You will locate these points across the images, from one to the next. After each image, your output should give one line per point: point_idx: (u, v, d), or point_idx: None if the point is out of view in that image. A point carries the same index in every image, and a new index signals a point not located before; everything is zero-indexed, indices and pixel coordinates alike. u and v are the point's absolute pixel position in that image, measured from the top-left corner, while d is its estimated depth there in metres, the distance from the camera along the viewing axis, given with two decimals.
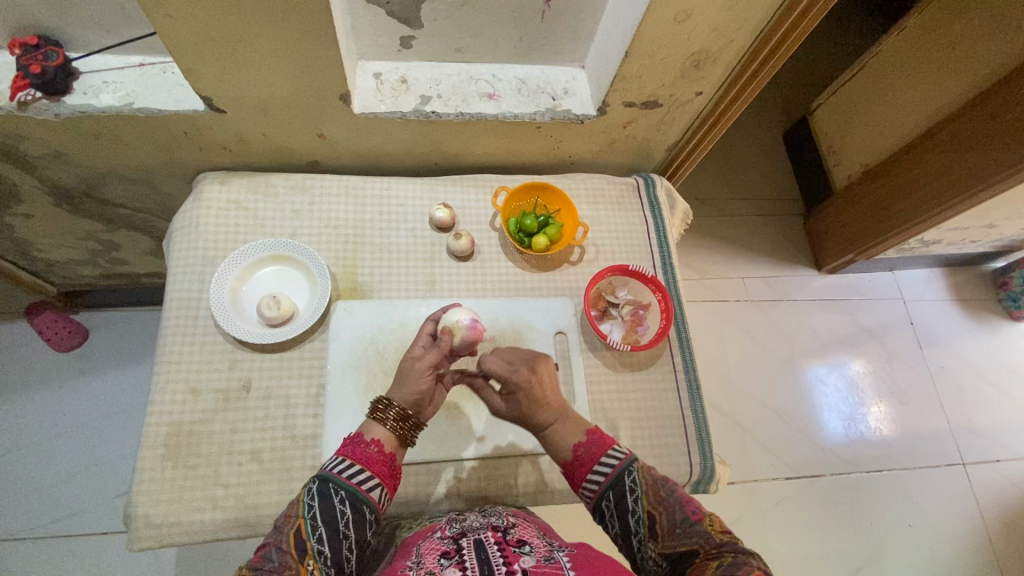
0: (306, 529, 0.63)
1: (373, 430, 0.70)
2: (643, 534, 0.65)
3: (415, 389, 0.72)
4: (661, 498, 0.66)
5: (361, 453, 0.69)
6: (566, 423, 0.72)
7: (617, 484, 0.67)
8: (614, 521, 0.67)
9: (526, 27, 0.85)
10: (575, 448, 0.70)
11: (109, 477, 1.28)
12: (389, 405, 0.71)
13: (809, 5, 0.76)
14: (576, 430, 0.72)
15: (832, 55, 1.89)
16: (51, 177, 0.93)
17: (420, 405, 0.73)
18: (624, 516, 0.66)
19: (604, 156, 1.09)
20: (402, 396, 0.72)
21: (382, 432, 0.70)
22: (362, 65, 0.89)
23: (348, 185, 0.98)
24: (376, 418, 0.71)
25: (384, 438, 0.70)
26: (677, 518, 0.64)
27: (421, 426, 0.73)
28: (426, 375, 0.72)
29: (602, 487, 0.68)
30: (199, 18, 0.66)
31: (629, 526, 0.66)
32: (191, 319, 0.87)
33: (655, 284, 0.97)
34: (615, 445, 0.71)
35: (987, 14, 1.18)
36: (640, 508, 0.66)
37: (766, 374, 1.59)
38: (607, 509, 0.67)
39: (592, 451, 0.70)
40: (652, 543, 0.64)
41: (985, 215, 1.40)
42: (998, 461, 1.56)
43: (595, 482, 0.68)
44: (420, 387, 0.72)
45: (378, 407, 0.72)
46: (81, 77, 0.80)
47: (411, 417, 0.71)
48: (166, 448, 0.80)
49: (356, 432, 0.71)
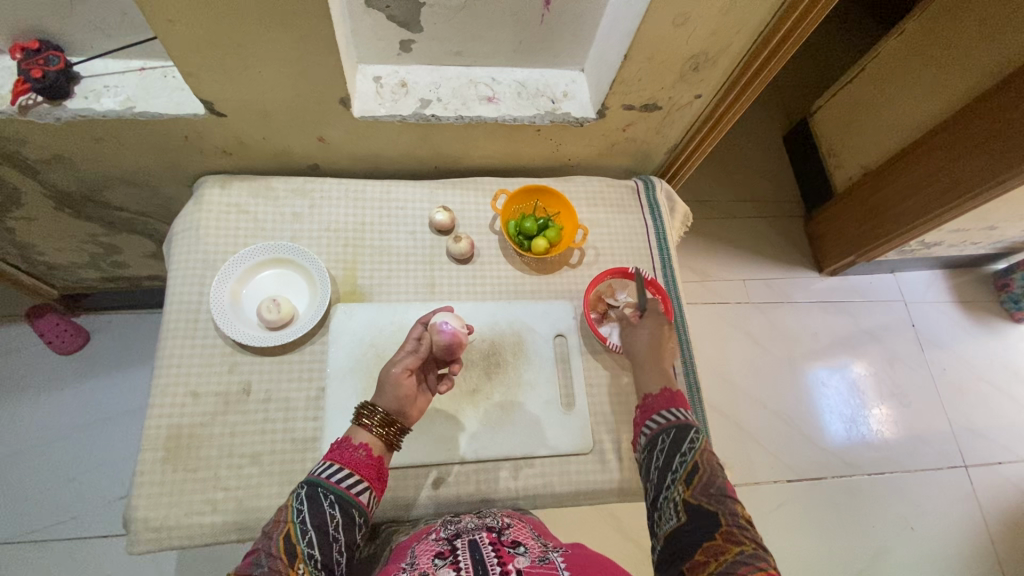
0: (296, 534, 0.63)
1: (360, 435, 0.71)
2: (679, 477, 0.71)
3: (396, 395, 0.72)
4: (711, 462, 0.72)
5: (348, 457, 0.69)
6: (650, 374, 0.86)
7: (681, 430, 0.76)
8: (661, 454, 0.75)
9: (525, 30, 0.85)
10: (646, 394, 0.83)
11: (110, 480, 1.28)
12: (374, 410, 0.71)
13: (807, 7, 0.76)
14: (664, 379, 0.85)
15: (833, 57, 1.90)
16: (52, 181, 0.93)
17: (404, 409, 0.73)
18: (672, 454, 0.74)
19: (604, 158, 1.09)
20: (385, 401, 0.72)
21: (369, 437, 0.71)
22: (362, 69, 0.89)
23: (348, 189, 0.98)
24: (361, 424, 0.71)
25: (371, 442, 0.70)
26: (715, 483, 0.70)
27: (407, 429, 0.73)
28: (405, 381, 0.72)
29: (668, 424, 0.77)
30: (200, 23, 0.66)
31: (672, 463, 0.73)
32: (191, 322, 0.87)
33: (654, 286, 0.97)
34: (684, 408, 0.80)
35: (986, 15, 1.18)
36: (690, 456, 0.72)
37: (767, 376, 1.59)
38: (660, 443, 0.76)
39: (663, 400, 0.81)
40: (682, 488, 0.70)
41: (986, 216, 1.40)
42: (1000, 463, 1.55)
43: (661, 419, 0.79)
44: (399, 393, 0.72)
45: (363, 413, 0.72)
46: (82, 82, 0.80)
47: (395, 421, 0.71)
48: (165, 451, 0.80)
49: (343, 437, 0.72)
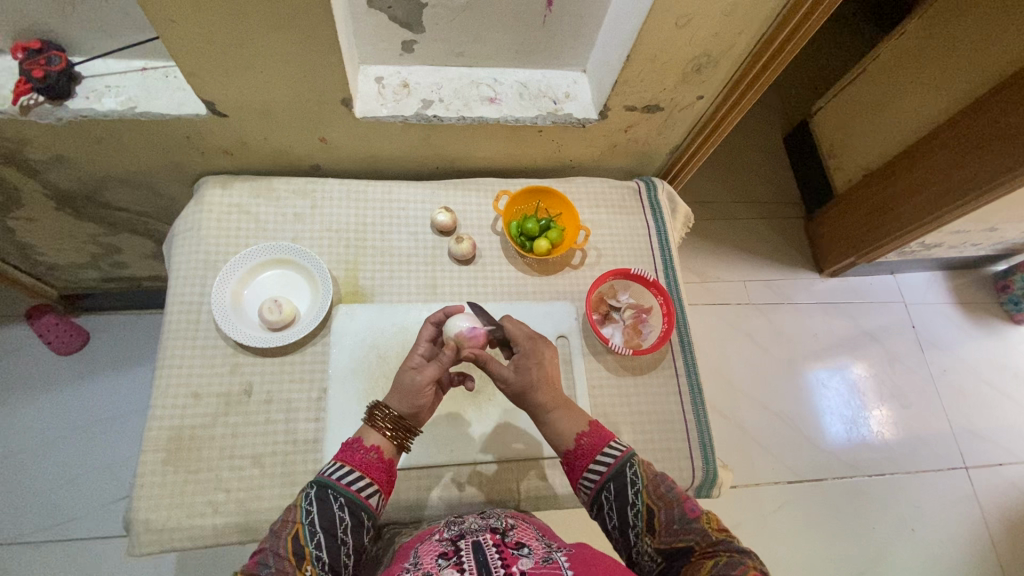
0: (304, 535, 0.63)
1: (371, 436, 0.70)
2: (641, 528, 0.65)
3: (414, 401, 0.71)
4: (661, 493, 0.66)
5: (360, 459, 0.68)
6: (564, 414, 0.71)
7: (619, 476, 0.67)
8: (612, 514, 0.66)
9: (528, 31, 0.85)
10: (577, 436, 0.70)
11: (109, 481, 1.28)
12: (387, 412, 0.70)
13: (810, 9, 0.76)
14: (578, 422, 0.71)
15: (833, 58, 1.90)
16: (53, 181, 0.93)
17: (419, 414, 0.72)
18: (623, 508, 0.65)
19: (606, 159, 1.09)
20: (401, 405, 0.71)
21: (380, 439, 0.70)
22: (364, 70, 0.89)
23: (349, 189, 0.98)
24: (374, 425, 0.70)
25: (383, 445, 0.70)
26: (675, 515, 0.64)
27: (418, 432, 0.73)
28: (427, 391, 0.71)
29: (604, 479, 0.67)
30: (202, 23, 0.66)
31: (627, 518, 0.65)
32: (192, 323, 0.87)
33: (656, 287, 0.97)
34: (614, 441, 0.70)
35: (986, 17, 1.19)
36: (640, 501, 0.65)
37: (767, 377, 1.59)
38: (605, 501, 0.66)
39: (594, 443, 0.69)
40: (649, 537, 0.64)
41: (987, 218, 1.40)
42: (1001, 464, 1.55)
43: (595, 473, 0.67)
44: (418, 400, 0.71)
45: (377, 414, 0.71)
46: (84, 82, 0.80)
47: (408, 426, 0.71)
48: (167, 452, 0.80)
49: (354, 437, 0.71)
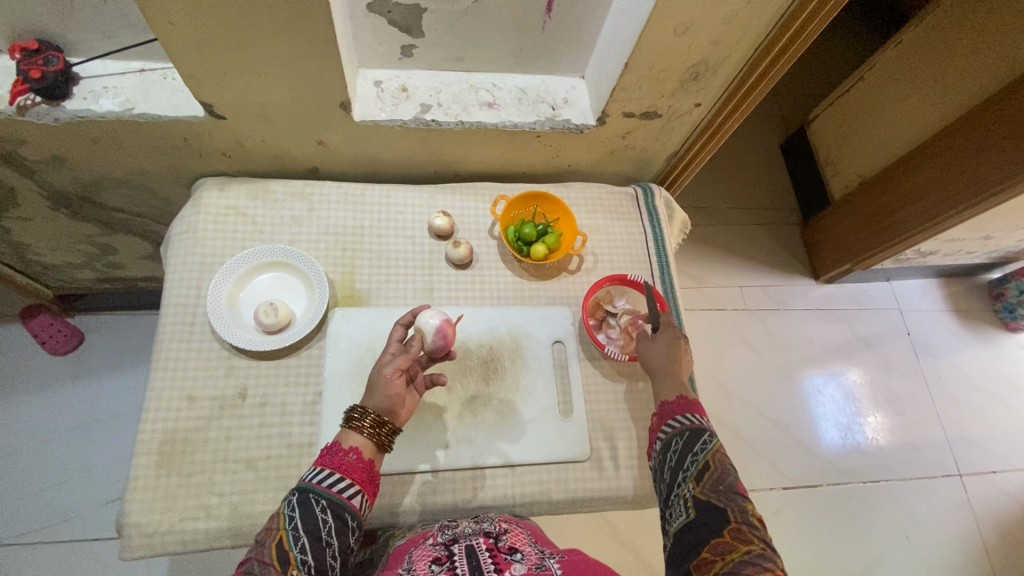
0: (288, 540, 0.62)
1: (350, 438, 0.70)
2: (690, 476, 0.70)
3: (387, 394, 0.72)
4: (722, 462, 0.70)
5: (339, 462, 0.68)
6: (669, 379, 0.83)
7: (694, 433, 0.74)
8: (674, 454, 0.73)
9: (527, 37, 0.85)
10: (678, 395, 0.80)
11: (103, 482, 1.27)
12: (364, 412, 0.70)
13: (807, 18, 0.77)
14: (682, 388, 0.82)
15: (830, 66, 1.91)
16: (49, 181, 0.93)
17: (395, 411, 0.72)
18: (685, 455, 0.72)
19: (604, 165, 1.09)
20: (375, 401, 0.72)
21: (360, 440, 0.70)
22: (363, 73, 0.89)
23: (347, 193, 0.98)
24: (351, 426, 0.70)
25: (362, 446, 0.69)
26: (726, 484, 0.68)
27: (399, 431, 0.72)
28: (396, 380, 0.72)
29: (683, 427, 0.75)
30: (202, 25, 0.66)
31: (684, 463, 0.71)
32: (187, 325, 0.86)
33: (653, 294, 0.97)
34: (703, 414, 0.78)
35: (983, 26, 1.20)
36: (701, 456, 0.71)
37: (763, 383, 1.59)
38: (673, 444, 0.74)
39: (689, 402, 0.79)
40: (692, 485, 0.69)
41: (981, 226, 1.41)
42: (995, 472, 1.56)
43: (679, 422, 0.76)
44: (390, 391, 0.72)
45: (353, 415, 0.71)
46: (81, 82, 0.80)
47: (387, 422, 0.71)
48: (160, 455, 0.80)
49: (333, 441, 0.71)
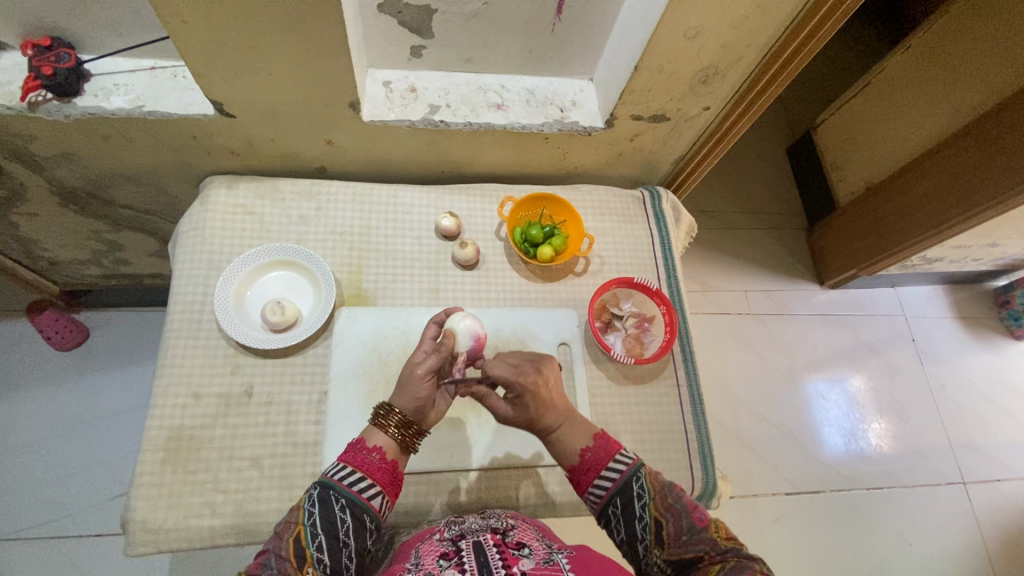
0: (305, 537, 0.63)
1: (375, 437, 0.69)
2: (649, 540, 0.64)
3: (414, 397, 0.71)
4: (668, 504, 0.65)
5: (362, 460, 0.67)
6: (570, 427, 0.71)
7: (625, 490, 0.66)
8: (619, 527, 0.66)
9: (536, 38, 0.85)
10: (582, 450, 0.69)
11: (107, 478, 1.27)
12: (390, 411, 0.70)
13: (818, 22, 0.76)
14: (583, 434, 0.71)
15: (838, 71, 1.90)
16: (58, 177, 0.93)
17: (422, 412, 0.71)
18: (631, 522, 0.65)
19: (611, 168, 1.09)
20: (404, 402, 0.71)
21: (385, 440, 0.69)
22: (372, 73, 0.89)
23: (355, 192, 0.98)
24: (378, 425, 0.70)
25: (386, 446, 0.69)
26: (684, 526, 0.64)
27: (424, 433, 0.72)
28: (425, 382, 0.71)
29: (610, 494, 0.66)
30: (213, 25, 0.66)
31: (635, 532, 0.65)
32: (194, 322, 0.87)
33: (659, 297, 0.97)
34: (623, 450, 0.70)
35: (991, 33, 1.19)
36: (648, 515, 0.65)
37: (766, 388, 1.59)
38: (612, 516, 0.66)
39: (599, 456, 0.69)
40: (658, 550, 0.64)
41: (989, 233, 1.40)
42: (999, 480, 1.55)
43: (602, 487, 0.67)
44: (419, 394, 0.71)
45: (380, 413, 0.71)
46: (93, 79, 0.80)
47: (412, 424, 0.70)
48: (166, 452, 0.80)
49: (358, 438, 0.70)
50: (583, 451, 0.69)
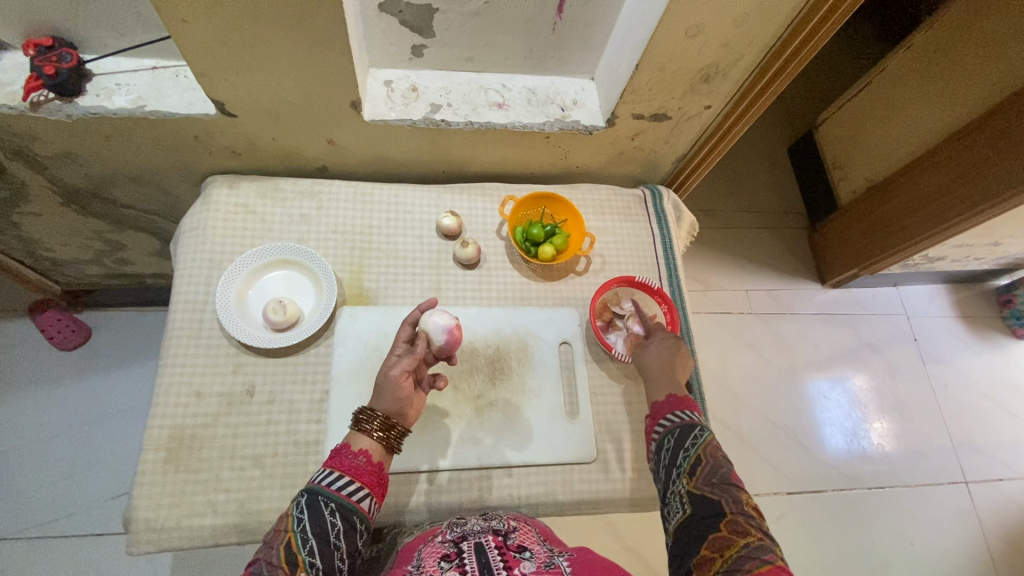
0: (297, 543, 0.62)
1: (359, 441, 0.70)
2: (683, 469, 0.72)
3: (395, 398, 0.72)
4: (715, 453, 0.73)
5: (349, 464, 0.68)
6: (665, 381, 0.86)
7: (685, 427, 0.77)
8: (666, 452, 0.76)
9: (538, 37, 0.85)
10: (658, 397, 0.85)
11: (109, 478, 1.27)
12: (373, 415, 0.71)
13: (820, 21, 0.76)
14: (670, 391, 0.85)
15: (839, 69, 1.90)
16: (60, 177, 0.93)
17: (404, 411, 0.73)
18: (678, 451, 0.75)
19: (612, 167, 1.09)
20: (384, 403, 0.72)
21: (369, 442, 0.70)
22: (374, 73, 0.89)
23: (356, 191, 0.98)
24: (360, 429, 0.71)
25: (371, 448, 0.70)
26: (719, 472, 0.70)
27: (407, 432, 0.73)
28: (404, 382, 0.72)
29: (674, 424, 0.78)
30: (215, 25, 0.66)
31: (676, 459, 0.74)
32: (196, 322, 0.87)
33: (661, 296, 0.97)
34: (695, 410, 0.81)
35: (992, 32, 1.19)
36: (693, 451, 0.74)
37: (768, 387, 1.58)
38: (665, 441, 0.77)
39: (676, 399, 0.82)
40: (687, 480, 0.71)
41: (991, 231, 1.40)
42: (1001, 480, 1.55)
43: (669, 419, 0.80)
44: (399, 394, 0.72)
45: (362, 417, 0.71)
46: (94, 79, 0.80)
47: (394, 424, 0.71)
48: (167, 452, 0.80)
49: (341, 443, 0.71)
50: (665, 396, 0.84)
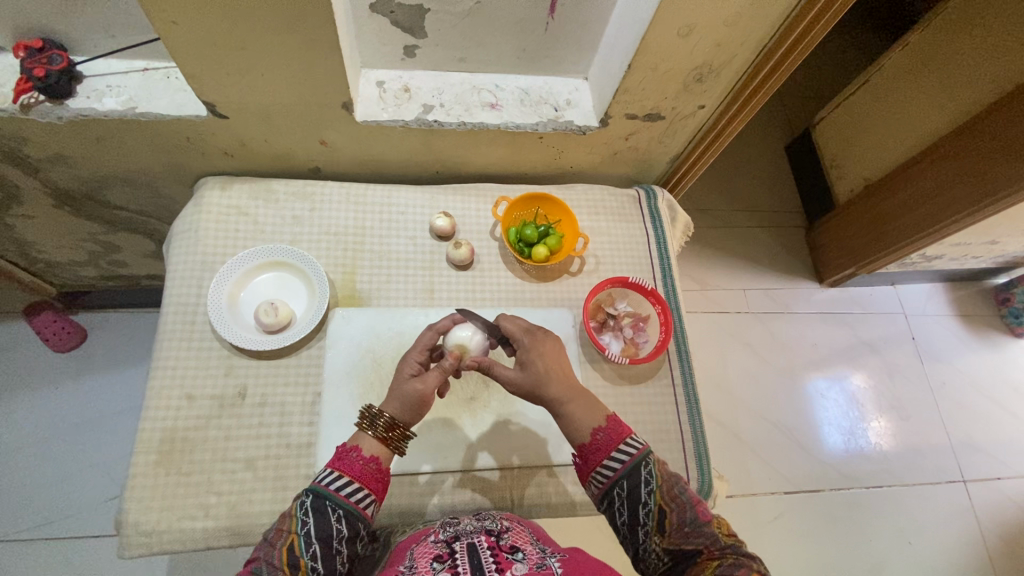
0: (299, 546, 0.62)
1: (369, 445, 0.69)
2: (650, 526, 0.63)
3: (416, 409, 0.71)
4: (673, 494, 0.64)
5: (358, 470, 0.67)
6: (580, 404, 0.69)
7: (633, 474, 0.65)
8: (622, 509, 0.65)
9: (530, 38, 0.85)
10: (594, 430, 0.67)
11: (105, 480, 1.27)
12: (388, 422, 0.69)
13: (813, 20, 0.76)
14: (595, 415, 0.69)
15: (836, 68, 1.90)
16: (52, 179, 0.93)
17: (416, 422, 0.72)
18: (634, 506, 0.64)
19: (606, 167, 1.09)
20: (403, 414, 0.70)
21: (378, 448, 0.69)
22: (366, 73, 0.89)
23: (349, 192, 0.98)
24: (373, 434, 0.69)
25: (381, 455, 0.69)
26: (686, 517, 0.63)
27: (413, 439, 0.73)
28: (430, 398, 0.71)
29: (617, 476, 0.65)
30: (204, 25, 0.66)
31: (637, 516, 0.64)
32: (188, 324, 0.87)
33: (655, 297, 0.96)
34: (631, 436, 0.68)
35: (989, 29, 1.19)
36: (652, 501, 0.64)
37: (765, 387, 1.58)
38: (614, 498, 0.65)
39: (610, 437, 0.67)
40: (657, 536, 0.63)
41: (988, 230, 1.40)
42: (999, 479, 1.55)
43: (611, 468, 0.66)
44: (421, 408, 0.71)
45: (371, 419, 0.69)
46: (85, 81, 0.80)
47: (407, 435, 0.70)
48: (159, 454, 0.80)
49: (350, 444, 0.69)
50: (594, 431, 0.68)
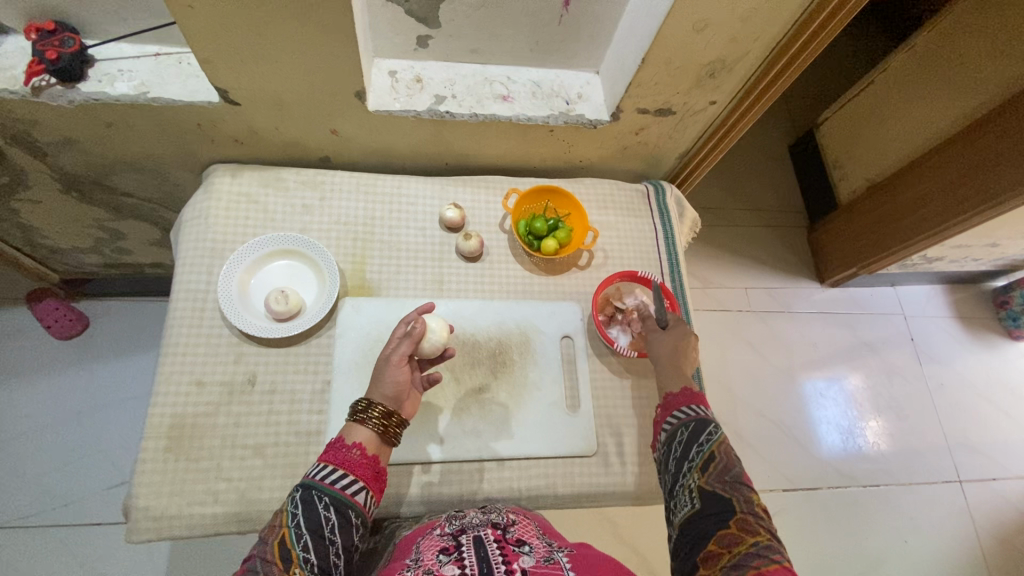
0: (291, 538, 0.62)
1: (354, 433, 0.70)
2: (697, 466, 0.71)
3: (392, 383, 0.73)
4: (730, 455, 0.72)
5: (343, 458, 0.68)
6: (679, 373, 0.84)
7: (701, 424, 0.76)
8: (679, 446, 0.74)
9: (544, 30, 0.85)
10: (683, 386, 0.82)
11: (106, 468, 1.27)
12: (370, 405, 0.71)
13: (828, 17, 0.76)
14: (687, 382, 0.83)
15: (841, 69, 1.90)
16: (60, 163, 0.93)
17: (401, 400, 0.73)
18: (692, 445, 0.73)
19: (615, 162, 1.09)
20: (379, 394, 0.72)
21: (364, 434, 0.70)
22: (378, 63, 0.89)
23: (359, 182, 0.98)
24: (357, 420, 0.70)
25: (367, 441, 0.70)
26: (733, 475, 0.69)
27: (405, 422, 0.73)
28: (401, 368, 0.73)
29: (689, 418, 0.77)
30: (220, 9, 0.65)
31: (690, 455, 0.73)
32: (198, 311, 0.86)
33: (663, 291, 0.97)
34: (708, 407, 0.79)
35: (997, 32, 1.19)
36: (707, 448, 0.72)
37: (766, 385, 1.59)
38: (679, 434, 0.76)
39: (693, 393, 0.80)
40: (698, 476, 0.70)
41: (990, 233, 1.41)
42: (995, 480, 1.56)
43: (684, 412, 0.78)
44: (398, 380, 0.73)
45: (359, 409, 0.71)
46: (96, 65, 0.79)
47: (393, 414, 0.71)
48: (168, 440, 0.80)
49: (336, 437, 0.71)
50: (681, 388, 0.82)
